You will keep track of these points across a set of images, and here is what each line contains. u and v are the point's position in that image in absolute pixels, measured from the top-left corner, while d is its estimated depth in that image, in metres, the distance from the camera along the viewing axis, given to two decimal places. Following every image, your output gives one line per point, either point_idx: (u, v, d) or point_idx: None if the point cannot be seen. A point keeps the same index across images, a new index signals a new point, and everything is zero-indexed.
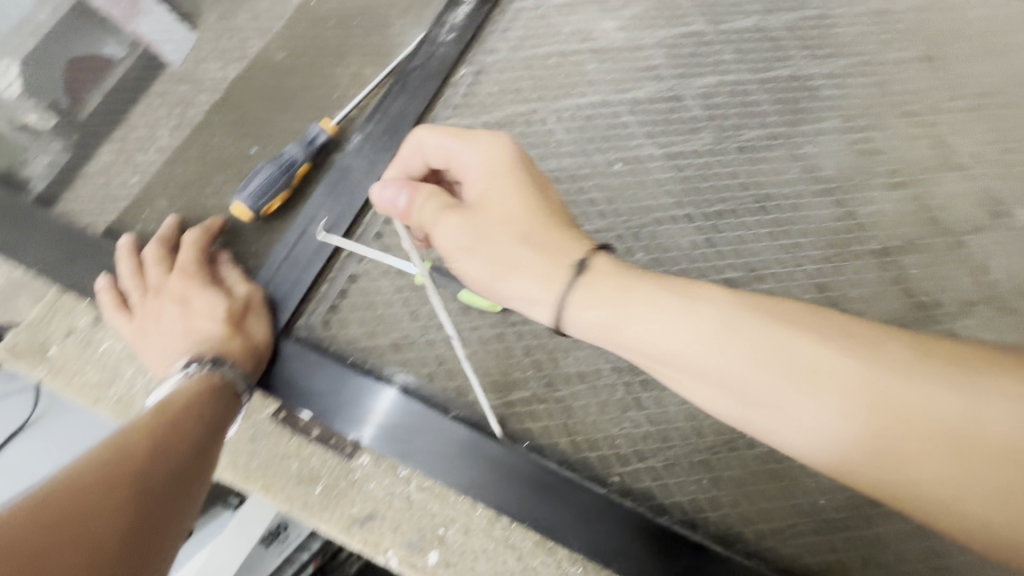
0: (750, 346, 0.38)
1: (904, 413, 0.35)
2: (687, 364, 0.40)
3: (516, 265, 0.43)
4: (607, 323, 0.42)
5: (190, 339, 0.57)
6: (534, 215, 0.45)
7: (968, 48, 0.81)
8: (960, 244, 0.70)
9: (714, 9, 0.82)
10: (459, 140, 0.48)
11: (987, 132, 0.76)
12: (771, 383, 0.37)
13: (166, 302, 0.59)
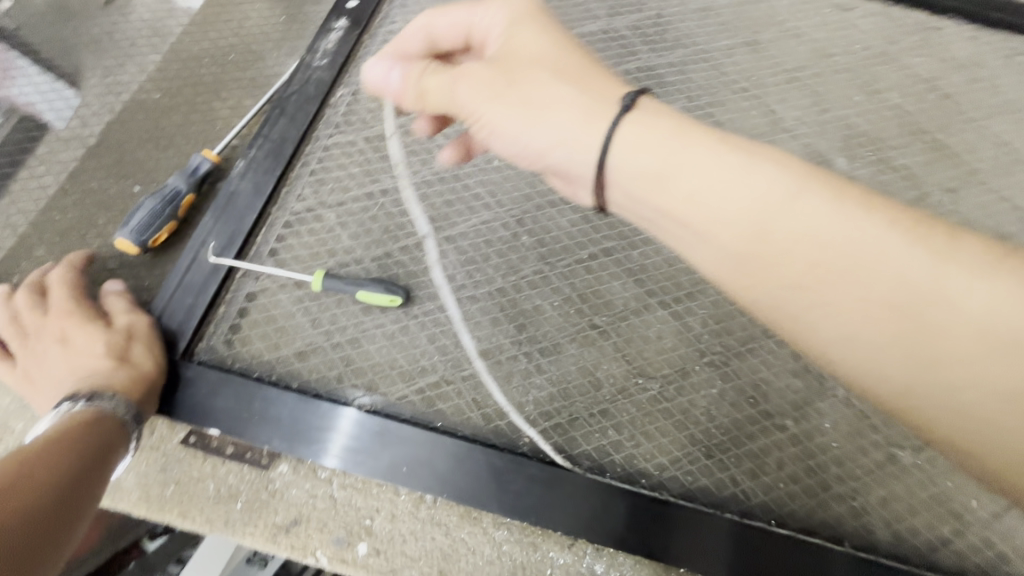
0: (737, 187, 0.41)
1: (860, 264, 0.38)
2: (705, 214, 0.41)
3: (551, 102, 0.45)
4: (658, 178, 0.43)
5: (74, 377, 0.58)
6: (555, 42, 0.48)
7: (777, 32, 0.95)
8: None
9: (565, 18, 0.91)
10: (480, 8, 0.51)
11: (802, 98, 0.89)
12: (742, 219, 0.41)
13: (46, 345, 0.59)
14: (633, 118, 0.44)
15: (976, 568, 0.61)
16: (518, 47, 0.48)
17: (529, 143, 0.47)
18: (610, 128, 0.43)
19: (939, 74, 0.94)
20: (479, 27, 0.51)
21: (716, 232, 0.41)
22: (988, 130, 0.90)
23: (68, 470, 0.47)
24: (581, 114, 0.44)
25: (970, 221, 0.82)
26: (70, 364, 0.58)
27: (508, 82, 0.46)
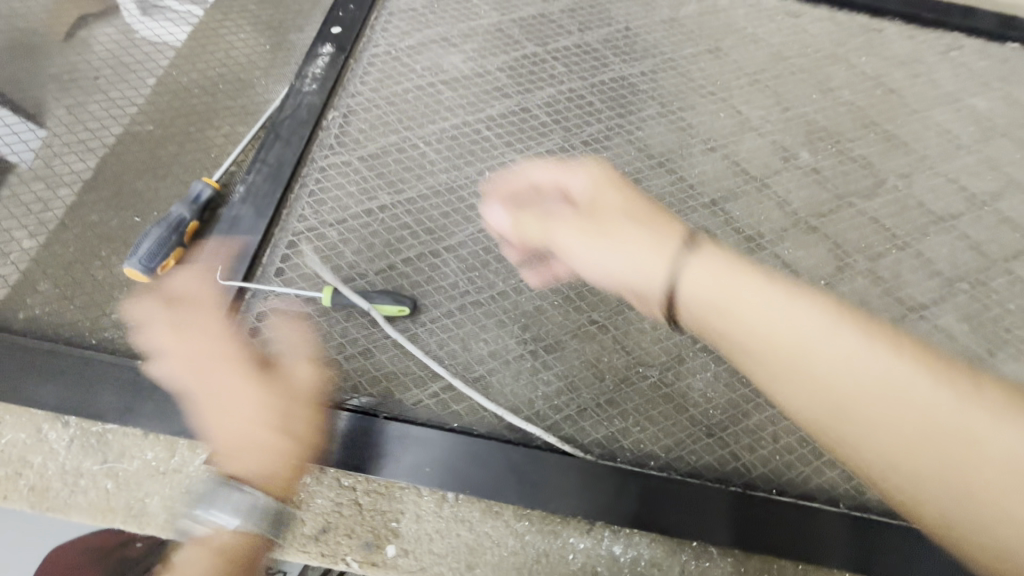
0: (785, 327, 0.41)
1: (902, 403, 0.38)
2: (738, 329, 0.42)
3: (637, 250, 0.46)
4: (702, 298, 0.44)
5: (213, 445, 0.59)
6: (639, 197, 0.49)
7: (736, 38, 1.03)
8: (765, 185, 0.88)
9: (540, 35, 0.96)
10: (570, 171, 0.51)
11: (764, 99, 0.96)
12: (791, 351, 0.40)
13: (189, 395, 0.60)
14: (717, 264, 0.44)
15: None
16: (603, 196, 0.49)
17: (609, 277, 0.48)
18: (678, 263, 0.44)
19: (884, 71, 1.03)
20: (568, 181, 0.51)
21: (743, 345, 0.42)
22: (931, 120, 0.99)
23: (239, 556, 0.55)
24: (667, 261, 0.45)
25: (923, 203, 0.90)
26: (202, 425, 0.59)
27: (598, 223, 0.48)
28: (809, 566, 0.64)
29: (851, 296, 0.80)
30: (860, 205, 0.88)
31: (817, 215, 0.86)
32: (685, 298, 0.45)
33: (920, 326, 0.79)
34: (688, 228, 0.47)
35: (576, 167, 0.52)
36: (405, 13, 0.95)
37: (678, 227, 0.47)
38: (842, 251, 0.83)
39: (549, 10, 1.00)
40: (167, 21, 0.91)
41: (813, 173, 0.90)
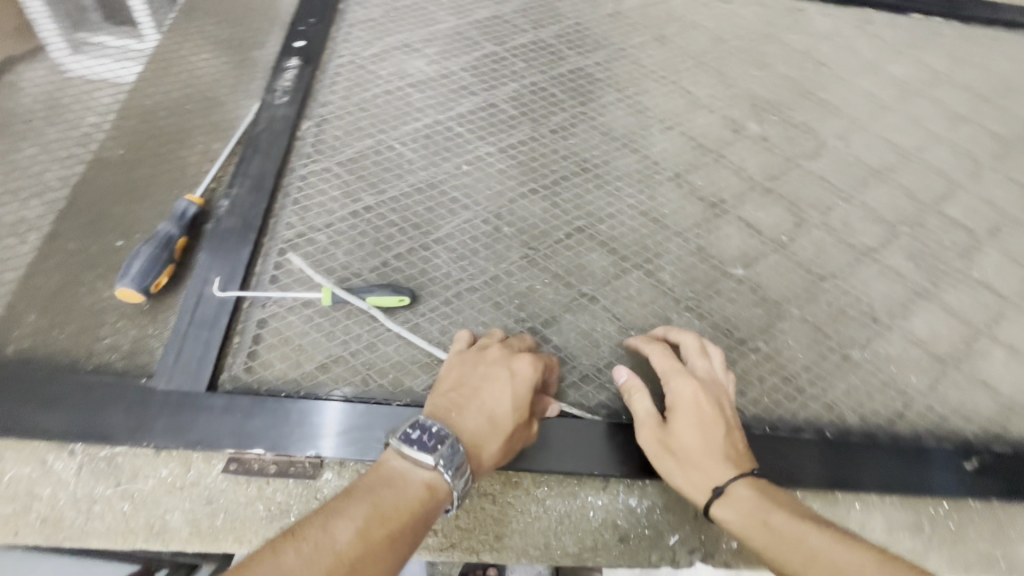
0: (775, 523, 0.52)
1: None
2: (755, 532, 0.52)
3: (695, 480, 0.57)
4: (745, 522, 0.53)
5: (455, 404, 0.55)
6: (714, 431, 0.58)
7: (678, 26, 1.10)
8: (722, 156, 0.95)
9: (497, 35, 1.01)
10: (673, 379, 0.62)
11: (710, 78, 1.04)
12: (779, 535, 0.51)
13: (489, 373, 0.58)
14: (741, 493, 0.54)
15: (928, 432, 0.74)
16: (679, 413, 0.59)
17: (662, 474, 0.60)
18: (717, 490, 0.55)
19: (811, 46, 1.13)
20: (671, 384, 0.62)
21: (783, 573, 0.49)
22: (857, 86, 1.09)
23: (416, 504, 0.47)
24: (701, 484, 0.56)
25: (861, 159, 0.99)
26: (496, 393, 0.56)
27: (669, 452, 0.59)
28: (802, 493, 0.70)
29: (810, 247, 0.87)
30: (807, 166, 0.96)
31: (771, 178, 0.93)
32: (712, 498, 0.56)
33: (874, 267, 0.87)
34: (748, 476, 0.56)
35: (675, 379, 0.62)
36: (365, 24, 0.98)
37: (744, 469, 0.57)
38: (797, 208, 0.91)
39: (503, 12, 1.05)
40: (96, 57, 0.89)
41: (763, 141, 0.97)
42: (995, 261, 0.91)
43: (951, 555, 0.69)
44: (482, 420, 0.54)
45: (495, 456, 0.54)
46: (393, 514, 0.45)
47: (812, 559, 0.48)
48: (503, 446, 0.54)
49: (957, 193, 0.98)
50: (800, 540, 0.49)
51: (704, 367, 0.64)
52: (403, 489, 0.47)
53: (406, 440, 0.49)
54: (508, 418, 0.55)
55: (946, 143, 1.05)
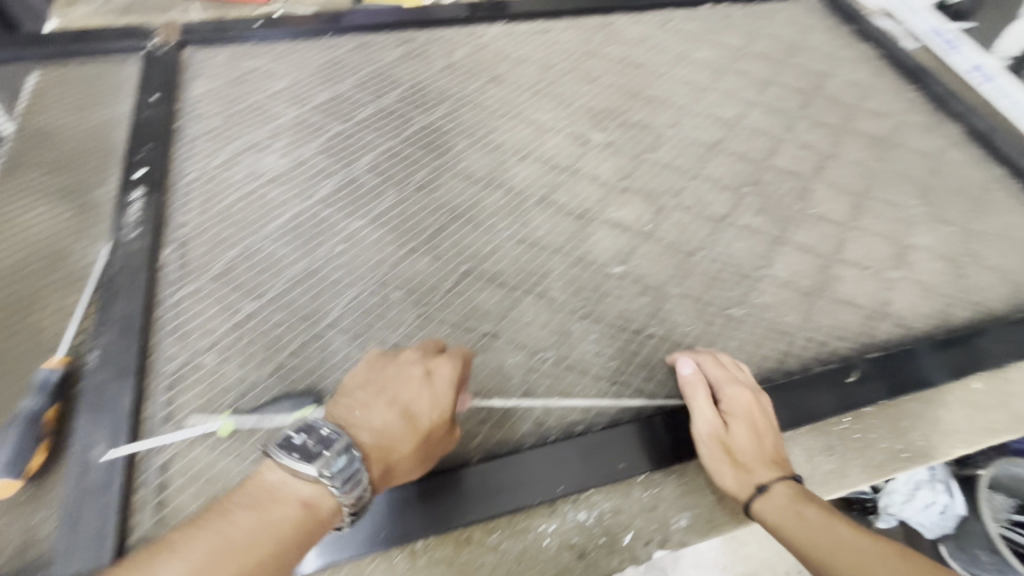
0: (806, 515, 0.61)
1: (870, 562, 0.54)
2: (785, 520, 0.62)
3: (745, 473, 0.68)
4: (782, 513, 0.63)
5: (367, 404, 0.59)
6: (765, 440, 0.69)
7: (508, 63, 1.19)
8: (577, 169, 1.03)
9: (342, 113, 1.04)
10: (727, 383, 0.73)
11: (548, 103, 1.13)
12: (807, 522, 0.60)
13: (403, 374, 0.61)
14: (777, 492, 0.65)
15: (813, 361, 0.83)
16: (737, 418, 0.71)
17: (713, 474, 0.70)
18: (763, 483, 0.66)
19: (628, 53, 1.26)
20: (724, 390, 0.73)
21: (817, 560, 0.57)
22: (676, 77, 1.22)
23: (280, 530, 0.49)
24: (749, 482, 0.67)
25: (695, 139, 1.11)
26: (410, 390, 0.60)
27: (726, 454, 0.69)
28: None
29: (673, 229, 0.96)
30: (652, 158, 1.06)
31: (624, 178, 1.02)
32: (753, 494, 0.66)
33: (731, 230, 0.97)
34: (788, 480, 0.66)
35: (730, 387, 0.73)
36: (205, 136, 0.98)
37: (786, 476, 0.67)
38: (653, 199, 1.00)
39: (342, 91, 1.09)
40: None
41: (609, 147, 1.06)
42: (825, 196, 1.05)
43: (860, 462, 0.77)
44: (395, 417, 0.58)
45: (408, 455, 0.58)
46: (246, 543, 0.47)
47: (835, 542, 0.57)
48: (418, 445, 0.59)
49: (781, 146, 1.12)
50: (829, 530, 0.59)
51: (748, 378, 0.75)
52: (269, 511, 0.49)
53: (286, 450, 0.52)
54: (423, 417, 0.59)
55: (760, 107, 1.19)
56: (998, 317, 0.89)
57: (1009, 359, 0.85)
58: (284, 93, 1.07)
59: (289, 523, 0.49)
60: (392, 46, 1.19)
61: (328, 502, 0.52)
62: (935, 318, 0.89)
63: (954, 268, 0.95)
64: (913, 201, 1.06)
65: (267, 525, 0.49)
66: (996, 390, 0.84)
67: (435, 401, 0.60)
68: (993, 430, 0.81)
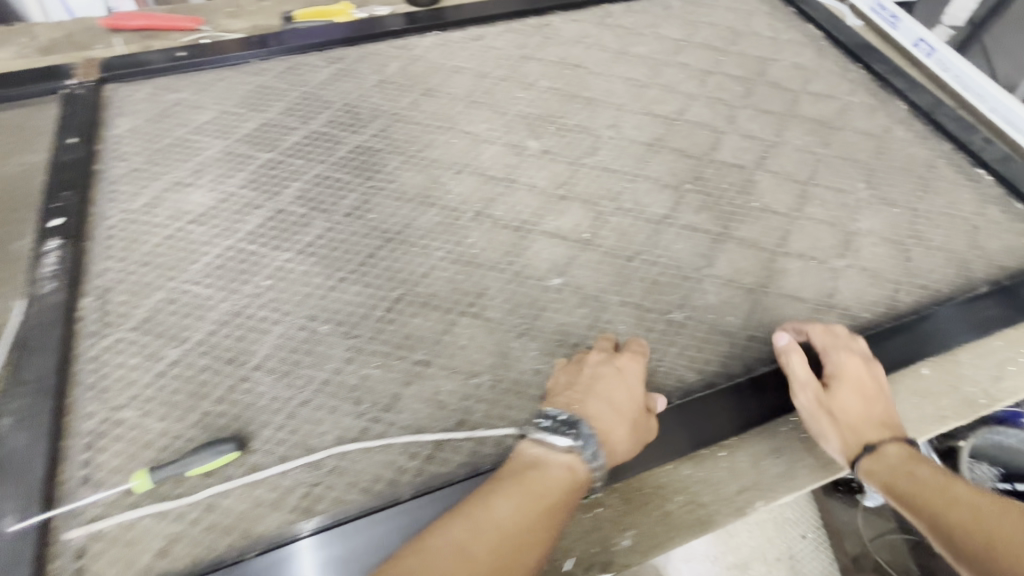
0: (921, 471, 0.67)
1: (987, 520, 0.60)
2: (900, 472, 0.67)
3: (854, 434, 0.71)
4: (894, 472, 0.67)
5: (582, 398, 0.69)
6: (873, 404, 0.73)
7: (441, 75, 1.17)
8: (513, 180, 1.00)
9: (269, 142, 1.02)
10: (830, 352, 0.77)
11: (483, 112, 1.10)
12: (921, 476, 0.66)
13: (601, 371, 0.72)
14: (889, 452, 0.69)
15: (758, 360, 0.81)
16: (842, 381, 0.74)
17: (817, 437, 0.73)
18: (875, 444, 0.70)
19: (565, 53, 1.23)
20: (829, 359, 0.76)
21: (912, 501, 0.65)
22: (614, 74, 1.20)
23: (558, 489, 0.61)
24: (853, 441, 0.71)
25: (634, 138, 1.08)
26: (613, 386, 0.70)
27: (831, 416, 0.73)
28: (671, 464, 0.73)
29: (611, 235, 0.94)
30: (591, 162, 1.04)
31: (561, 185, 1.00)
32: (863, 453, 0.69)
33: (673, 230, 0.95)
34: (900, 444, 0.69)
35: (836, 354, 0.76)
36: (127, 177, 0.95)
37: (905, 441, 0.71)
38: (591, 204, 0.98)
39: (269, 118, 1.06)
40: None
41: (546, 154, 1.04)
42: (769, 185, 1.03)
43: (809, 462, 0.74)
44: (603, 405, 0.68)
45: (623, 435, 0.67)
46: (539, 494, 0.60)
47: (952, 496, 0.63)
48: (629, 426, 0.68)
49: (723, 138, 1.10)
50: (944, 487, 0.64)
51: (860, 348, 0.78)
52: (547, 473, 0.62)
53: (541, 430, 0.65)
54: (629, 406, 0.69)
55: (701, 99, 1.17)
56: (945, 299, 0.88)
57: (955, 342, 0.83)
58: (210, 125, 1.04)
59: (568, 484, 0.61)
60: (321, 67, 1.16)
61: (586, 471, 0.63)
62: (881, 305, 0.87)
63: (900, 252, 0.93)
64: (860, 183, 1.03)
65: (554, 483, 0.61)
66: (944, 376, 0.82)
67: (636, 393, 0.70)
68: (943, 418, 0.79)
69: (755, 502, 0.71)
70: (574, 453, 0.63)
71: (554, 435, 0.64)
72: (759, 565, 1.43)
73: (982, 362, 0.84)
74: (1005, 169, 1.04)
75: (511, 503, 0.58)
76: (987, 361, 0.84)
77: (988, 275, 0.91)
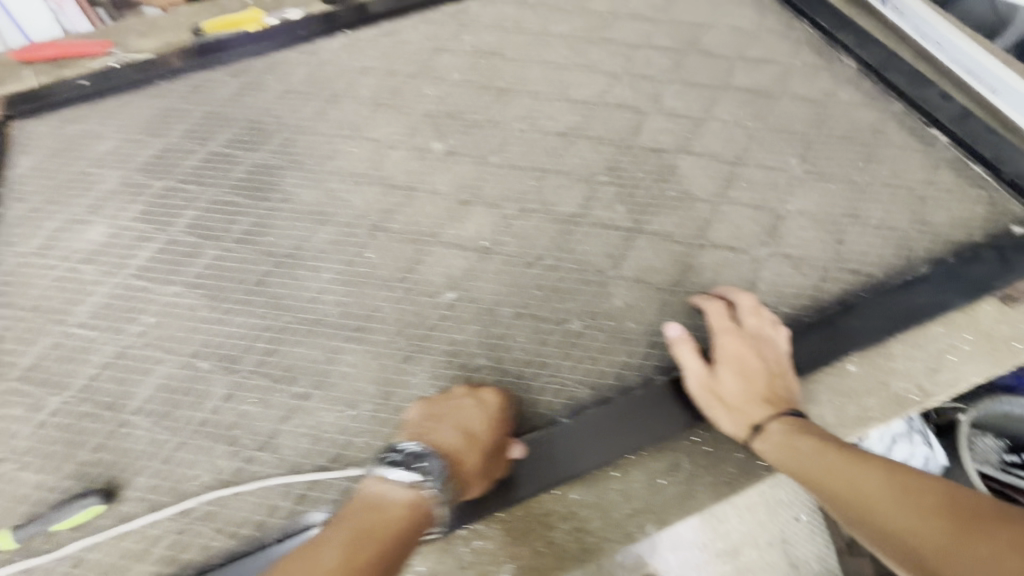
0: (802, 445, 0.64)
1: (866, 489, 0.57)
2: (785, 453, 0.65)
3: (743, 416, 0.69)
4: (779, 451, 0.65)
5: (432, 432, 0.65)
6: (757, 381, 0.70)
7: (346, 78, 1.11)
8: (413, 187, 0.94)
9: (166, 168, 0.99)
10: (718, 335, 0.74)
11: (388, 114, 1.04)
12: (802, 453, 0.64)
13: (457, 402, 0.69)
14: (775, 429, 0.67)
15: (659, 370, 0.75)
16: (725, 366, 0.72)
17: (710, 420, 0.71)
18: (761, 424, 0.67)
19: (480, 41, 1.15)
20: (717, 344, 0.74)
21: (802, 479, 0.63)
22: (532, 59, 1.11)
23: (394, 531, 0.54)
24: (742, 422, 0.69)
25: (548, 130, 1.01)
26: (467, 416, 0.67)
27: (719, 401, 0.70)
28: (559, 489, 0.68)
29: (514, 239, 0.87)
30: (498, 159, 0.97)
31: (465, 188, 0.94)
32: (751, 434, 0.68)
33: (581, 229, 0.88)
34: (783, 417, 0.67)
35: (723, 338, 0.74)
36: (25, 218, 0.95)
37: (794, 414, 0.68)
38: (495, 206, 0.91)
39: (169, 142, 1.03)
40: None
41: (450, 155, 0.98)
42: (693, 168, 0.94)
43: (710, 480, 0.69)
44: (457, 439, 0.65)
45: (475, 471, 0.64)
46: (371, 536, 0.53)
47: (830, 469, 0.61)
48: (482, 461, 0.65)
49: (646, 119, 1.01)
50: (822, 456, 0.62)
51: (752, 324, 0.75)
52: (384, 512, 0.55)
53: (386, 464, 0.59)
54: (484, 436, 0.66)
55: (625, 77, 1.08)
56: (876, 286, 0.79)
57: (884, 334, 0.75)
58: (109, 156, 1.01)
59: (406, 523, 0.55)
60: (224, 81, 1.12)
61: (428, 504, 0.58)
62: (803, 298, 0.79)
63: (831, 234, 0.84)
64: (794, 157, 0.94)
65: (389, 521, 0.55)
66: (872, 372, 0.75)
67: (491, 423, 0.67)
68: (867, 420, 0.72)
69: (646, 527, 0.66)
70: (417, 486, 0.58)
71: (400, 467, 0.59)
72: (751, 551, 1.06)
73: (917, 353, 0.75)
74: (962, 127, 0.92)
75: (339, 548, 0.51)
76: (924, 352, 0.76)
77: (930, 253, 0.81)
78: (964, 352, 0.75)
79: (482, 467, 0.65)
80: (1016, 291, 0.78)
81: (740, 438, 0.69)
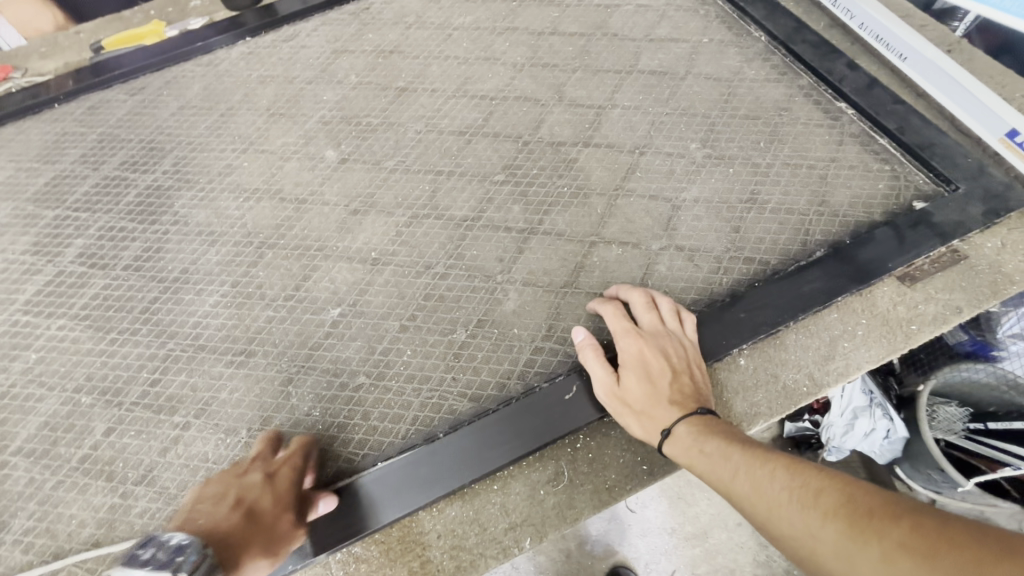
0: (709, 446, 0.58)
1: (773, 496, 0.51)
2: (694, 456, 0.59)
3: (652, 420, 0.64)
4: (686, 454, 0.60)
5: (208, 518, 0.60)
6: (661, 381, 0.65)
7: (244, 88, 1.07)
8: (305, 200, 0.92)
9: (58, 196, 0.97)
10: (620, 337, 0.69)
11: (284, 124, 1.01)
12: (708, 455, 0.58)
13: (244, 478, 0.64)
14: (683, 432, 0.61)
15: (543, 376, 0.73)
16: (628, 369, 0.67)
17: (623, 428, 0.66)
18: (670, 427, 0.62)
19: (382, 40, 1.11)
20: (618, 346, 0.69)
21: (711, 482, 0.57)
22: (433, 55, 1.08)
23: None
24: (652, 427, 0.63)
25: (445, 129, 0.97)
26: (252, 492, 0.62)
27: (626, 407, 0.66)
28: (438, 505, 0.67)
29: (404, 248, 0.85)
30: (392, 165, 0.94)
31: (357, 198, 0.91)
32: (661, 438, 0.62)
33: (473, 232, 0.85)
34: (691, 417, 0.62)
35: (623, 340, 0.69)
36: None
37: (702, 414, 0.63)
38: (387, 214, 0.89)
39: (62, 168, 1.00)
40: None
41: (344, 164, 0.95)
42: (591, 161, 0.90)
43: (590, 487, 0.67)
44: (237, 519, 0.60)
45: (257, 552, 0.59)
46: None
47: (736, 472, 0.55)
48: (266, 539, 0.60)
49: (547, 111, 0.97)
50: (727, 458, 0.56)
51: (650, 321, 0.70)
52: None
53: (137, 564, 0.52)
54: (270, 511, 0.62)
55: (528, 67, 1.04)
56: (769, 274, 0.77)
57: (775, 324, 0.73)
58: (1, 187, 0.99)
59: None
60: (121, 100, 1.09)
61: None
62: (694, 292, 0.77)
63: (727, 221, 0.82)
64: (695, 141, 0.90)
65: None
66: (763, 364, 0.72)
67: (281, 495, 0.63)
68: (756, 415, 0.70)
69: (523, 540, 0.65)
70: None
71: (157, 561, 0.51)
72: (720, 533, 1.03)
73: (810, 342, 0.73)
74: (867, 99, 0.88)
75: None
76: (818, 339, 0.73)
77: (825, 237, 0.79)
78: (859, 338, 0.72)
79: (266, 546, 0.60)
80: (914, 269, 0.75)
81: (652, 443, 0.64)
